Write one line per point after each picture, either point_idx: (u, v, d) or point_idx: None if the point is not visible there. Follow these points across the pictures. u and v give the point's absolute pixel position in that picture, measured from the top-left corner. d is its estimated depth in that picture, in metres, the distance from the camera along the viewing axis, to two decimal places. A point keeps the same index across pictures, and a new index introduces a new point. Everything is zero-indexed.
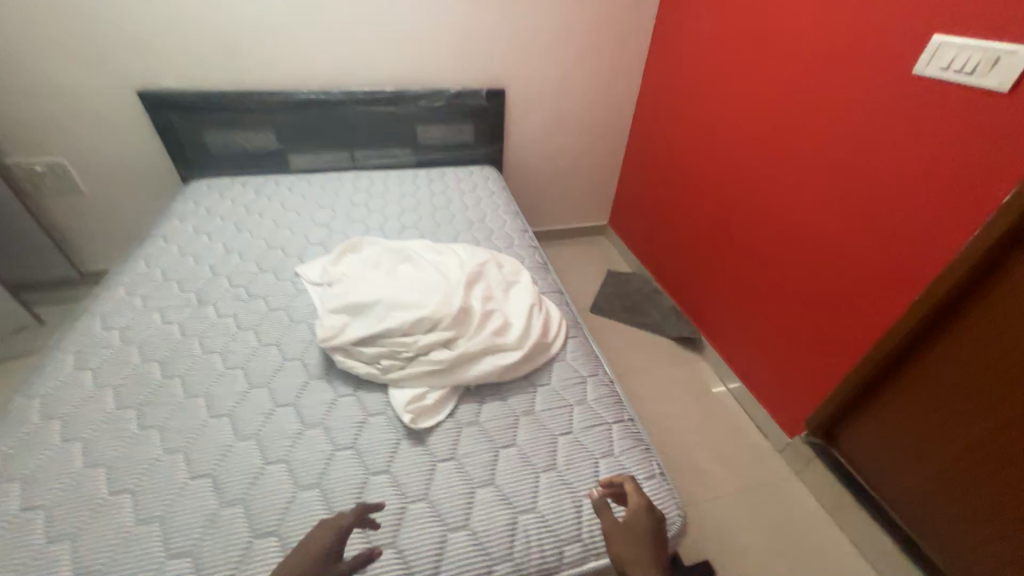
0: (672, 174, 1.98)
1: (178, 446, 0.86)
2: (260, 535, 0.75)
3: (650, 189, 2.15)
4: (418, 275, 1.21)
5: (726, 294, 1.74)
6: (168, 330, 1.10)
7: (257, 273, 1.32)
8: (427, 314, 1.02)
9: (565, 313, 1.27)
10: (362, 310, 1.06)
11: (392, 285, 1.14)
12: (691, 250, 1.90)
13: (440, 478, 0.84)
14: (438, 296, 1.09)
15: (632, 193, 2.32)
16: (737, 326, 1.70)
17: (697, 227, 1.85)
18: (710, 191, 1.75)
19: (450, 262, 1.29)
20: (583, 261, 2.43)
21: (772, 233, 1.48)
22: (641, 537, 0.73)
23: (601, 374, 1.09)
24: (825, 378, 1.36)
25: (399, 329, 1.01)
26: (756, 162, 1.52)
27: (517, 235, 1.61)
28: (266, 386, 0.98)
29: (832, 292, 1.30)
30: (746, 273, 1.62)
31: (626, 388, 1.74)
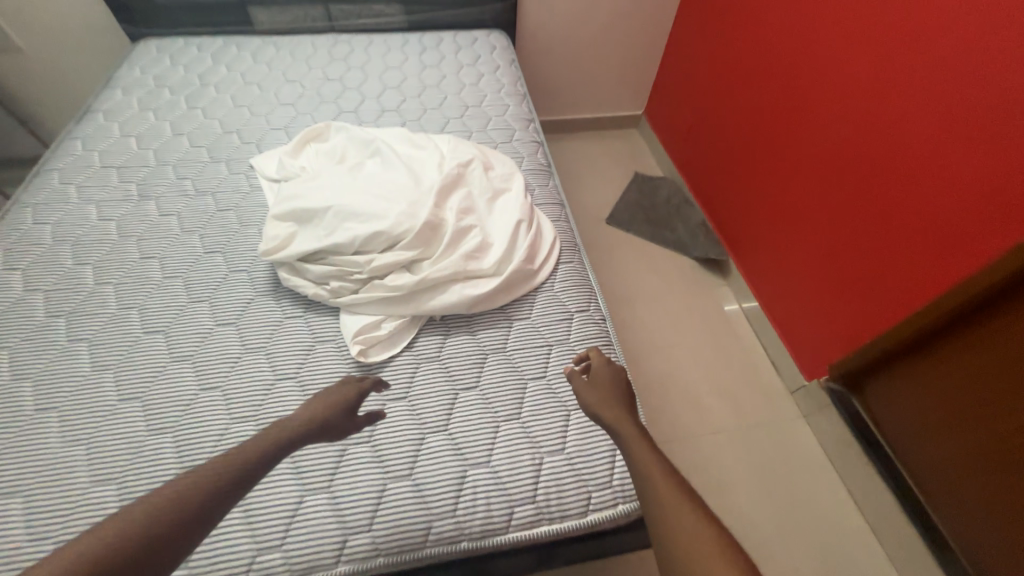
0: (727, 53, 1.55)
1: (107, 363, 0.78)
2: (188, 467, 0.69)
3: (697, 76, 1.73)
4: (386, 176, 1.00)
5: (766, 213, 1.46)
6: (104, 229, 0.98)
7: (208, 164, 1.14)
8: (385, 229, 0.85)
9: (562, 231, 1.06)
10: (311, 219, 0.89)
11: (350, 188, 0.94)
12: (735, 156, 1.58)
13: (388, 420, 0.75)
14: (402, 205, 0.89)
15: (676, 76, 1.88)
16: (772, 251, 1.46)
17: (746, 127, 1.50)
18: (770, 80, 1.37)
19: (428, 162, 1.06)
20: (607, 158, 2.09)
21: (838, 142, 1.16)
22: (609, 383, 0.73)
23: (594, 311, 0.93)
24: (862, 325, 1.18)
25: (351, 245, 0.84)
26: (840, 40, 1.12)
27: (520, 126, 1.31)
28: (207, 301, 0.87)
29: (896, 228, 1.05)
30: (795, 190, 1.33)
31: (632, 311, 1.59)
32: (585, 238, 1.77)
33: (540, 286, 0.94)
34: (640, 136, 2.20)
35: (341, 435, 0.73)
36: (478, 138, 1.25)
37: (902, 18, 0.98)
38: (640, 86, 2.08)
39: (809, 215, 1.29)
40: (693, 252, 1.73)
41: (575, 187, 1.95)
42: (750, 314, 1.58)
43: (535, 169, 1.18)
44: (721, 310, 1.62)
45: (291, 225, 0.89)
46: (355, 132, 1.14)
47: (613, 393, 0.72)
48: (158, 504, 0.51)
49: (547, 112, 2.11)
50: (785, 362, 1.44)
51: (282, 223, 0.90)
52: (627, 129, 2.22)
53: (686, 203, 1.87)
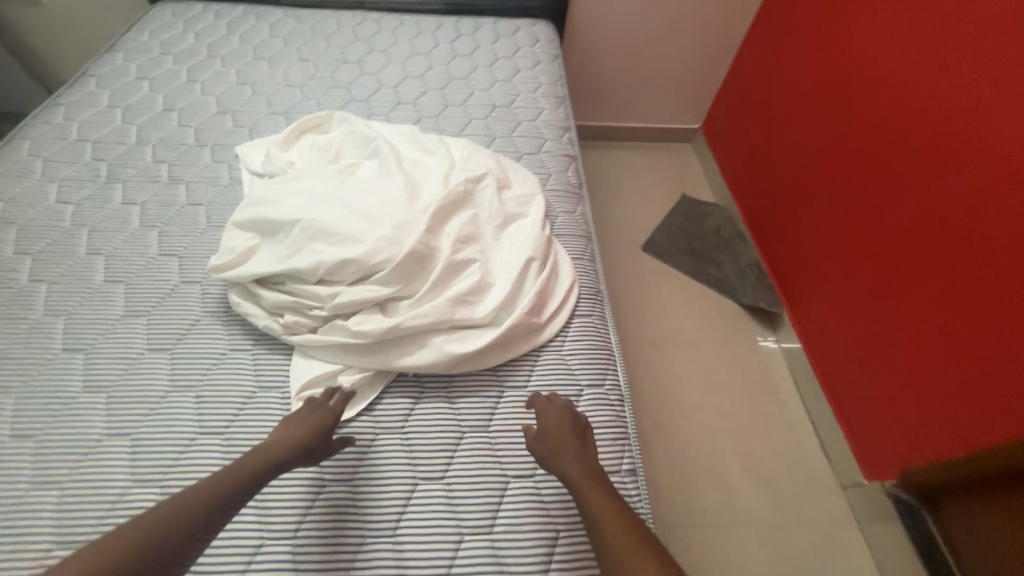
0: (813, 70, 1.29)
1: (11, 383, 0.65)
2: (63, 543, 0.54)
3: (768, 99, 1.49)
4: (377, 185, 0.83)
5: (838, 268, 1.22)
6: (59, 213, 0.85)
7: (192, 147, 1.00)
8: (357, 257, 0.67)
9: (585, 273, 0.86)
10: (276, 232, 0.73)
11: (330, 197, 0.77)
12: (808, 194, 1.32)
13: (321, 512, 0.58)
14: (386, 227, 0.72)
15: (745, 91, 1.62)
16: (841, 316, 1.21)
17: (827, 163, 1.24)
18: (868, 107, 1.11)
19: (433, 171, 0.88)
20: (652, 175, 1.85)
21: (952, 206, 0.92)
22: (565, 428, 0.61)
23: (610, 387, 0.73)
24: (941, 438, 0.96)
25: (313, 273, 0.68)
26: (974, 77, 0.88)
27: (552, 134, 1.11)
28: (146, 316, 0.73)
29: (1005, 337, 0.84)
30: (885, 249, 1.07)
31: (659, 359, 1.37)
32: (615, 265, 1.56)
33: (545, 347, 0.74)
34: (694, 153, 1.95)
35: (259, 526, 0.56)
36: (500, 146, 1.06)
37: None
38: (701, 97, 1.83)
39: (901, 284, 1.04)
40: (741, 298, 1.48)
41: (611, 204, 1.73)
42: (801, 382, 1.33)
43: (563, 190, 0.98)
44: (767, 371, 1.37)
45: (252, 237, 0.74)
46: (357, 127, 0.97)
47: (572, 441, 0.60)
48: (105, 550, 0.45)
49: (591, 117, 1.90)
50: (840, 450, 1.19)
51: (243, 232, 0.74)
52: (680, 144, 1.97)
53: (739, 238, 1.62)
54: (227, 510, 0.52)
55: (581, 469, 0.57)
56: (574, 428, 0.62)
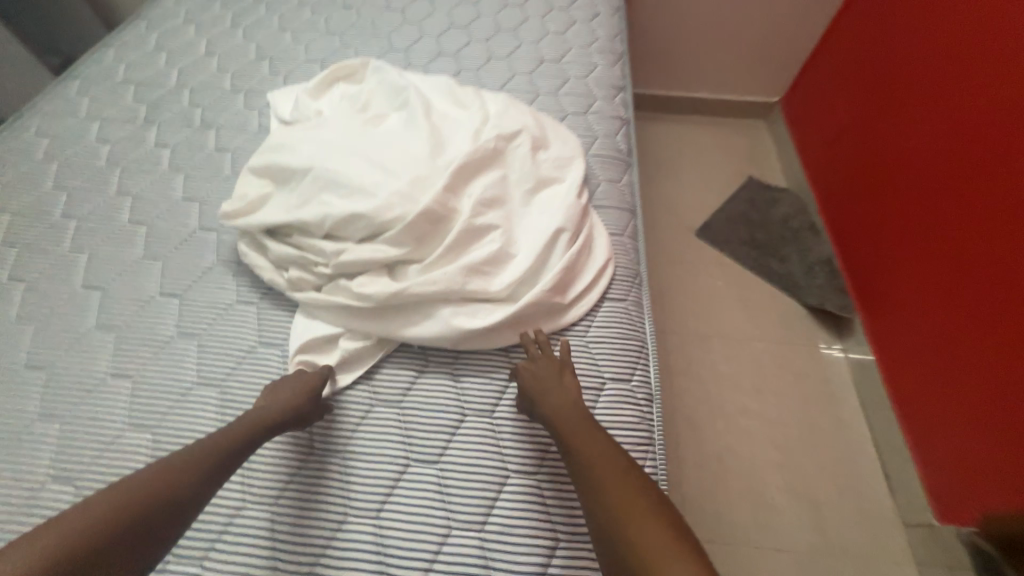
0: (926, 26, 1.06)
1: (32, 315, 0.66)
2: (58, 478, 0.54)
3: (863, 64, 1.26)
4: (401, 136, 0.76)
5: (931, 271, 1.01)
6: (96, 152, 0.86)
7: (226, 92, 0.98)
8: (366, 212, 0.62)
9: (623, 251, 0.75)
10: (289, 180, 0.69)
11: (348, 146, 0.71)
12: (901, 180, 1.11)
13: (305, 479, 0.54)
14: (399, 182, 0.65)
15: (835, 57, 1.38)
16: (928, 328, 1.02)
17: (933, 141, 1.02)
18: (1004, 69, 0.89)
19: (462, 125, 0.79)
20: (716, 152, 1.66)
21: None
22: (549, 376, 0.57)
23: (638, 384, 0.64)
24: None
25: (320, 226, 0.63)
26: None
27: (603, 94, 0.98)
28: (161, 260, 0.72)
29: None
30: (1003, 249, 0.87)
31: (701, 356, 1.24)
32: (662, 249, 1.42)
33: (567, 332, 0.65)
34: (768, 130, 1.72)
35: (242, 486, 0.54)
36: (543, 104, 0.95)
37: None
38: (783, 64, 1.59)
39: (1019, 291, 0.84)
40: (805, 297, 1.30)
41: (665, 182, 1.57)
42: (868, 399, 1.16)
43: (608, 156, 0.87)
44: (828, 383, 1.20)
45: (266, 184, 0.70)
46: (390, 75, 0.90)
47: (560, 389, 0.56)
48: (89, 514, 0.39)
49: (653, 84, 1.72)
50: (907, 482, 1.03)
51: (258, 179, 0.71)
52: (753, 119, 1.75)
53: (811, 230, 1.42)
54: (228, 464, 0.49)
55: (561, 412, 0.54)
56: (553, 368, 0.58)
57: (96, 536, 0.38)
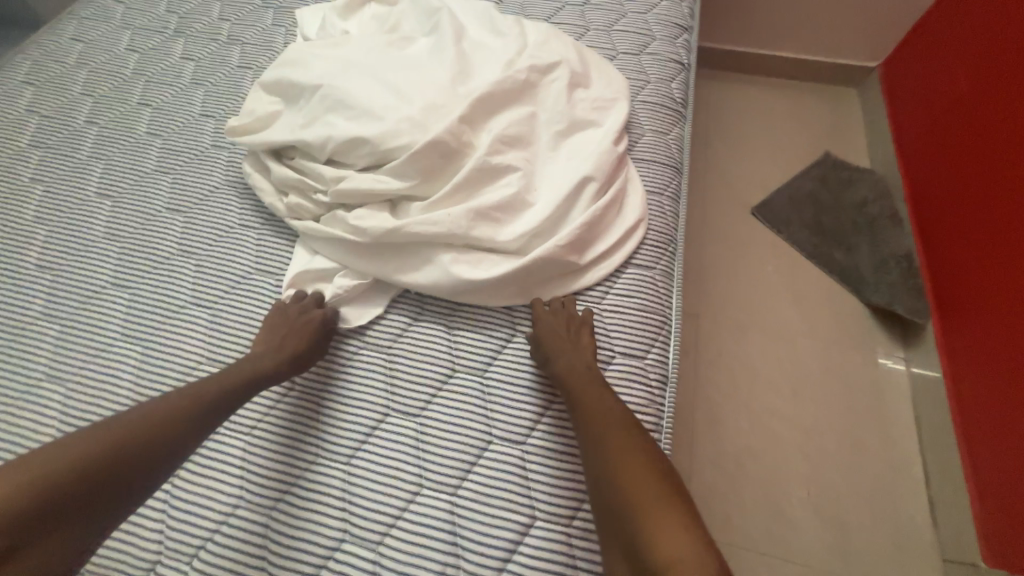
0: None
1: (47, 216, 0.66)
2: (52, 377, 0.55)
3: (993, 18, 1.03)
4: (423, 60, 0.67)
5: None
6: (124, 61, 0.84)
7: (257, 8, 0.92)
8: (370, 136, 0.56)
9: (659, 213, 0.65)
10: (299, 98, 0.64)
11: (363, 67, 0.64)
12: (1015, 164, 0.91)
13: (281, 413, 0.52)
14: (409, 110, 0.58)
15: (956, 11, 1.14)
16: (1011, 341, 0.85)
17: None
18: None
19: (493, 54, 0.70)
20: (791, 122, 1.46)
21: None
22: (568, 338, 0.53)
23: (652, 363, 0.56)
24: None
25: (322, 148, 0.58)
26: None
27: (665, 33, 0.85)
28: (172, 174, 0.70)
29: None
30: None
31: (736, 345, 1.13)
32: (710, 225, 1.28)
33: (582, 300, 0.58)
34: (859, 101, 1.48)
35: None
36: (592, 40, 0.83)
37: None
38: (892, 20, 1.34)
39: None
40: (869, 295, 1.14)
41: (725, 152, 1.40)
42: (924, 418, 1.02)
43: (659, 104, 0.75)
44: (880, 393, 1.06)
45: (275, 102, 0.65)
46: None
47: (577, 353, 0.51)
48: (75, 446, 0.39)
49: (728, 36, 1.51)
50: (956, 514, 0.91)
51: (267, 96, 0.66)
52: (842, 87, 1.51)
53: (891, 220, 1.23)
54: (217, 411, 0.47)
55: (574, 373, 0.50)
56: (572, 327, 0.54)
57: (68, 479, 0.38)
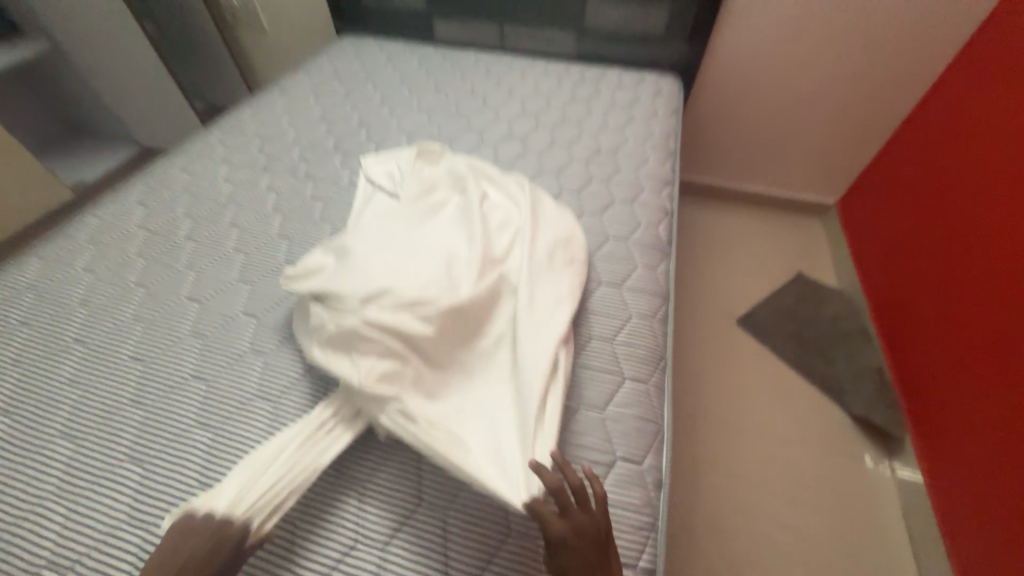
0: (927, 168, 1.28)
1: (145, 316, 0.80)
2: (131, 458, 0.64)
3: (893, 189, 1.41)
4: (451, 230, 0.82)
5: (995, 381, 0.94)
6: (220, 189, 1.05)
7: (329, 152, 1.17)
8: (403, 295, 0.67)
9: (651, 336, 0.79)
10: (350, 256, 0.73)
11: (401, 243, 0.77)
12: (932, 297, 1.16)
13: (314, 514, 0.60)
14: (438, 283, 0.70)
15: (874, 180, 1.52)
16: (993, 445, 0.91)
17: (999, 240, 1.00)
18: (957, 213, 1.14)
19: (507, 215, 0.86)
20: (767, 245, 1.67)
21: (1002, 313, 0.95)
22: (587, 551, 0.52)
23: (647, 468, 0.65)
24: None
25: (357, 295, 0.67)
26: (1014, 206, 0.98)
27: (650, 186, 1.06)
28: (251, 284, 0.85)
29: None
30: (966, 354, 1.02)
31: (731, 451, 1.19)
32: (700, 334, 1.42)
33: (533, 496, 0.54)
34: (823, 231, 1.72)
35: None
36: (593, 189, 1.05)
37: None
38: (841, 168, 1.63)
39: (974, 389, 0.98)
40: (851, 406, 1.23)
41: (712, 269, 1.59)
42: (916, 533, 1.04)
43: (647, 244, 0.93)
44: (872, 504, 1.10)
45: (326, 258, 0.75)
46: (459, 164, 0.97)
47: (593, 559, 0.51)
48: None
49: (705, 173, 1.82)
50: None
51: (323, 254, 0.76)
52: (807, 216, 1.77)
53: (861, 335, 1.37)
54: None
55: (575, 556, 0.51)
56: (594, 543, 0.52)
57: None
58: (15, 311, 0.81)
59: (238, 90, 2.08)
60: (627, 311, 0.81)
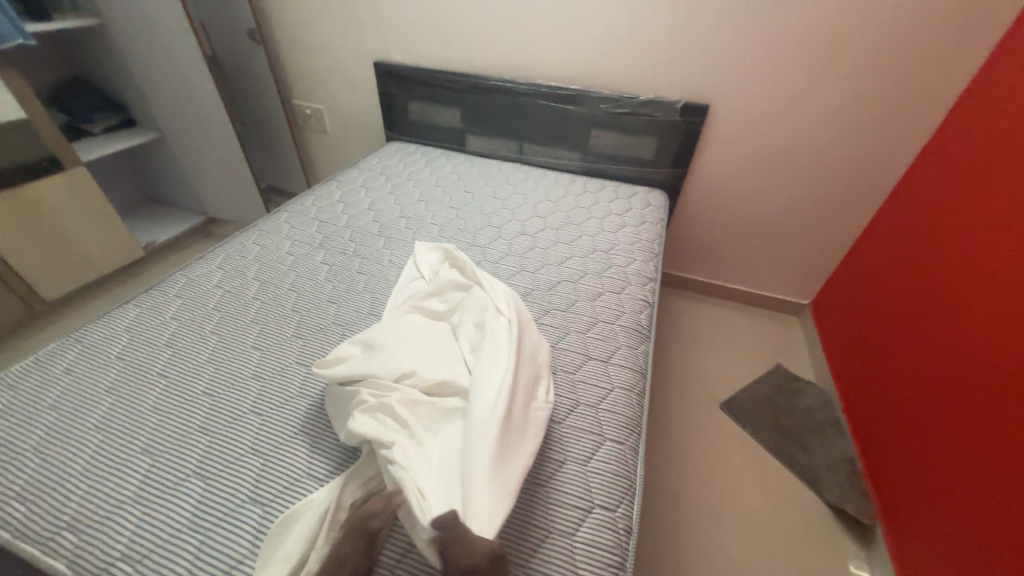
0: (860, 293, 1.60)
1: (218, 359, 0.98)
2: (197, 475, 0.78)
3: (840, 306, 1.69)
4: (435, 343, 0.90)
5: (956, 468, 1.03)
6: (283, 260, 1.29)
7: (373, 235, 1.43)
8: (425, 380, 0.81)
9: (629, 404, 0.95)
10: (378, 347, 0.87)
11: (421, 337, 0.91)
12: (870, 398, 1.39)
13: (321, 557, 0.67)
14: (454, 374, 0.84)
15: (827, 298, 1.80)
16: (967, 532, 0.96)
17: (926, 344, 1.22)
18: (876, 330, 1.44)
19: (481, 314, 0.95)
20: (748, 338, 1.85)
21: (915, 409, 1.20)
22: None
23: (620, 515, 0.77)
24: None
25: (390, 376, 0.81)
26: (911, 324, 1.29)
27: (635, 280, 1.28)
28: (303, 339, 1.04)
29: (952, 518, 1.01)
30: (896, 445, 1.24)
31: (714, 532, 1.25)
32: (684, 415, 1.54)
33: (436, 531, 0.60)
34: (799, 328, 1.92)
35: (256, 535, 0.71)
36: (588, 281, 1.26)
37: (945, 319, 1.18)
38: (810, 273, 1.86)
39: (902, 476, 1.19)
40: (826, 495, 1.32)
41: (699, 357, 1.75)
42: None
43: (631, 328, 1.13)
44: None
45: (353, 350, 0.88)
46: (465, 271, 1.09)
47: None
48: None
49: (692, 270, 2.06)
50: None
51: (350, 348, 0.89)
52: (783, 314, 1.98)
53: (835, 427, 1.49)
54: None
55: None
56: None
57: None
58: (113, 348, 0.99)
59: (295, 175, 2.46)
60: (610, 382, 0.98)
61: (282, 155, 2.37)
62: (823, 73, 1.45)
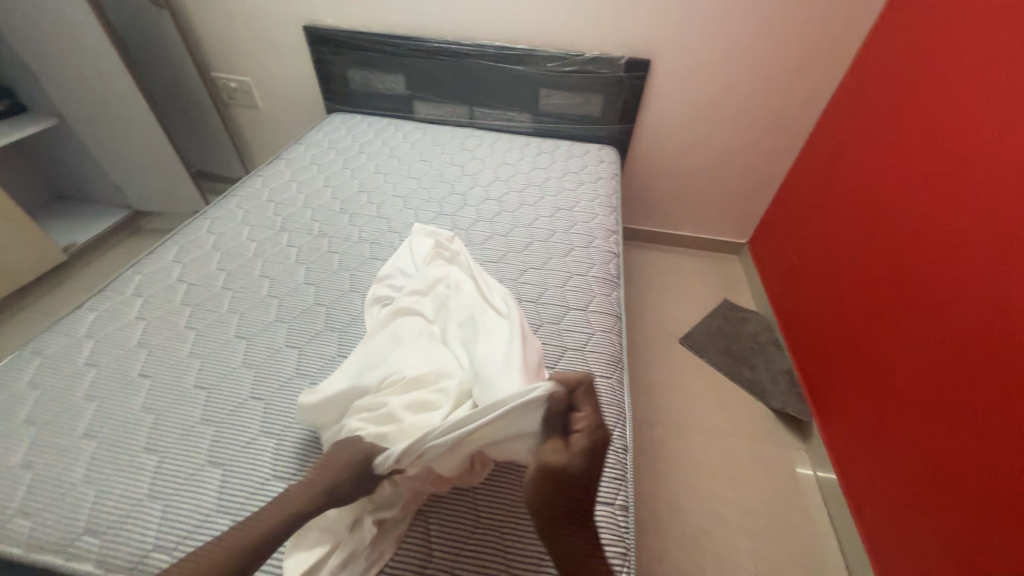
0: (785, 228, 1.82)
1: (201, 353, 0.96)
2: (212, 463, 0.79)
3: (771, 241, 1.91)
4: (421, 349, 0.86)
5: (870, 365, 1.24)
6: (246, 247, 1.23)
7: (336, 213, 1.39)
8: (409, 375, 0.79)
9: (610, 345, 1.05)
10: (365, 366, 0.83)
11: (407, 342, 0.88)
12: (799, 317, 1.62)
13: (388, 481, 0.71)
14: (444, 364, 0.83)
15: (760, 235, 2.02)
16: (881, 415, 1.18)
17: (840, 267, 1.44)
18: (801, 258, 1.66)
19: (467, 313, 0.92)
20: (698, 279, 2.04)
21: (834, 322, 1.43)
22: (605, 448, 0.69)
23: (615, 437, 0.89)
24: (880, 513, 1.15)
25: (376, 385, 0.79)
26: (828, 251, 1.51)
27: (600, 235, 1.36)
28: (287, 323, 1.03)
29: (863, 403, 1.25)
30: (821, 353, 1.47)
31: (685, 446, 1.43)
32: (650, 353, 1.70)
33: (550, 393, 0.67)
34: (739, 265, 2.14)
35: None
36: (557, 239, 1.33)
37: (854, 244, 1.39)
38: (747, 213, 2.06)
39: (826, 376, 1.43)
40: (772, 402, 1.54)
41: (658, 301, 1.91)
42: (827, 494, 1.33)
43: (602, 277, 1.22)
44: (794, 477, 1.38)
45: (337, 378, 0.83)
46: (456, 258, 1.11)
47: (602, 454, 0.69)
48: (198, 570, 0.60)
49: (643, 221, 2.20)
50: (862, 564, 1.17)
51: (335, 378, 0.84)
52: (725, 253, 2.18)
53: (775, 345, 1.71)
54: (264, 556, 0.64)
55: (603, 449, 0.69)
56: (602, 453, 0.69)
57: None
58: (79, 357, 0.93)
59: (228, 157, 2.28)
60: (592, 327, 1.07)
61: (211, 136, 2.18)
62: (748, 26, 1.56)
